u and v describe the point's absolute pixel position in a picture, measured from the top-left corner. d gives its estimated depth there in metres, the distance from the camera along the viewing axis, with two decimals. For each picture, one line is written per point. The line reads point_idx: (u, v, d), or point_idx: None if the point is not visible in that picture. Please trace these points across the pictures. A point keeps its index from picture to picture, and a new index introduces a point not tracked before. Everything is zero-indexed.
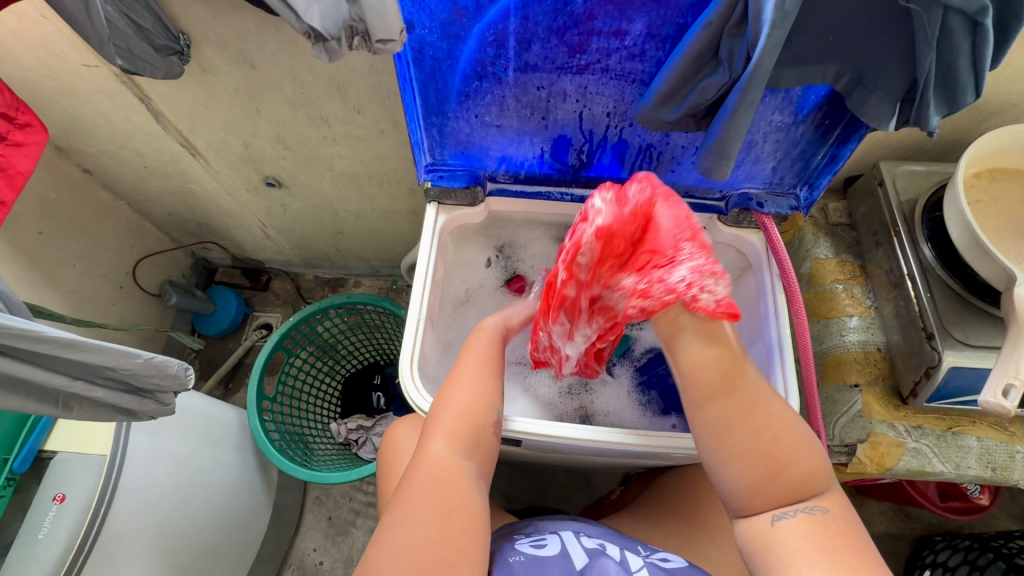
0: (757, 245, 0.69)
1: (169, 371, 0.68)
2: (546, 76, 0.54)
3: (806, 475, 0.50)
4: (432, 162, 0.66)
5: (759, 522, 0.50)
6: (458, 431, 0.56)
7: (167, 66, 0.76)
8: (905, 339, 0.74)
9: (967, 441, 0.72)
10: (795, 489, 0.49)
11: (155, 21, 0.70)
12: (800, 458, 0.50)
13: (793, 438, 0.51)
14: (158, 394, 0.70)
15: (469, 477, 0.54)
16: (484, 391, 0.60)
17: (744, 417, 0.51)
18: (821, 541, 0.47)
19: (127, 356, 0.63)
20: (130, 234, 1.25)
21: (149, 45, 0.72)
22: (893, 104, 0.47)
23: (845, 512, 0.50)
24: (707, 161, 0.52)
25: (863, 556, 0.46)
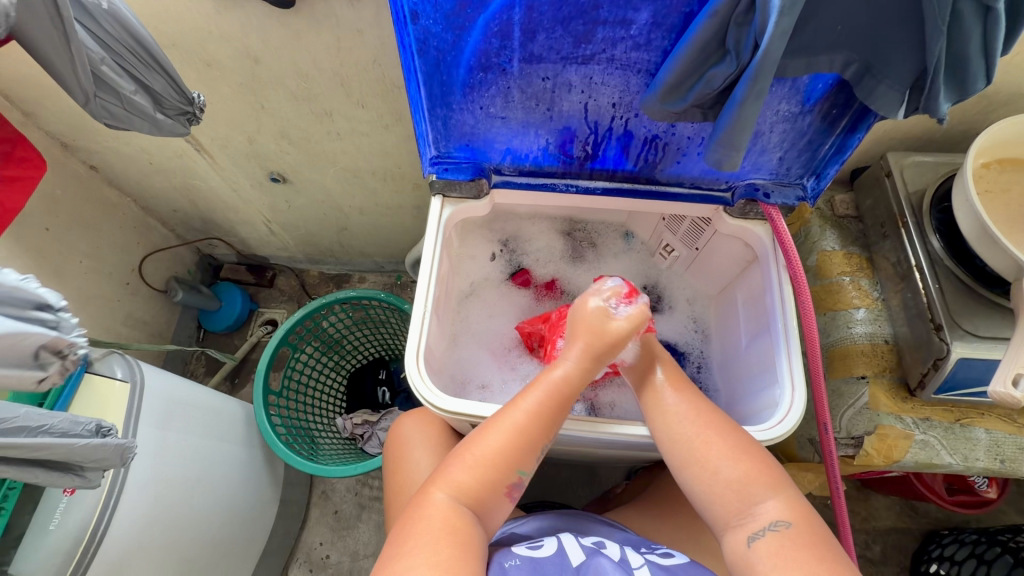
0: (763, 236, 0.69)
1: (100, 453, 0.60)
2: (551, 67, 0.54)
3: (752, 480, 0.54)
4: (437, 155, 0.66)
5: (736, 543, 0.53)
6: (473, 486, 0.53)
7: (173, 125, 0.76)
8: (912, 332, 0.73)
9: (975, 434, 0.72)
10: (741, 498, 0.54)
11: (168, 83, 0.71)
12: (734, 465, 0.55)
13: (723, 444, 0.56)
14: (85, 471, 0.60)
15: (475, 533, 0.51)
16: (519, 451, 0.55)
17: (675, 429, 0.59)
18: (798, 551, 0.49)
19: (47, 446, 0.55)
20: (136, 231, 1.26)
21: (154, 104, 0.72)
22: (902, 93, 0.46)
23: (813, 521, 0.51)
24: (715, 152, 0.52)
25: (830, 562, 0.48)
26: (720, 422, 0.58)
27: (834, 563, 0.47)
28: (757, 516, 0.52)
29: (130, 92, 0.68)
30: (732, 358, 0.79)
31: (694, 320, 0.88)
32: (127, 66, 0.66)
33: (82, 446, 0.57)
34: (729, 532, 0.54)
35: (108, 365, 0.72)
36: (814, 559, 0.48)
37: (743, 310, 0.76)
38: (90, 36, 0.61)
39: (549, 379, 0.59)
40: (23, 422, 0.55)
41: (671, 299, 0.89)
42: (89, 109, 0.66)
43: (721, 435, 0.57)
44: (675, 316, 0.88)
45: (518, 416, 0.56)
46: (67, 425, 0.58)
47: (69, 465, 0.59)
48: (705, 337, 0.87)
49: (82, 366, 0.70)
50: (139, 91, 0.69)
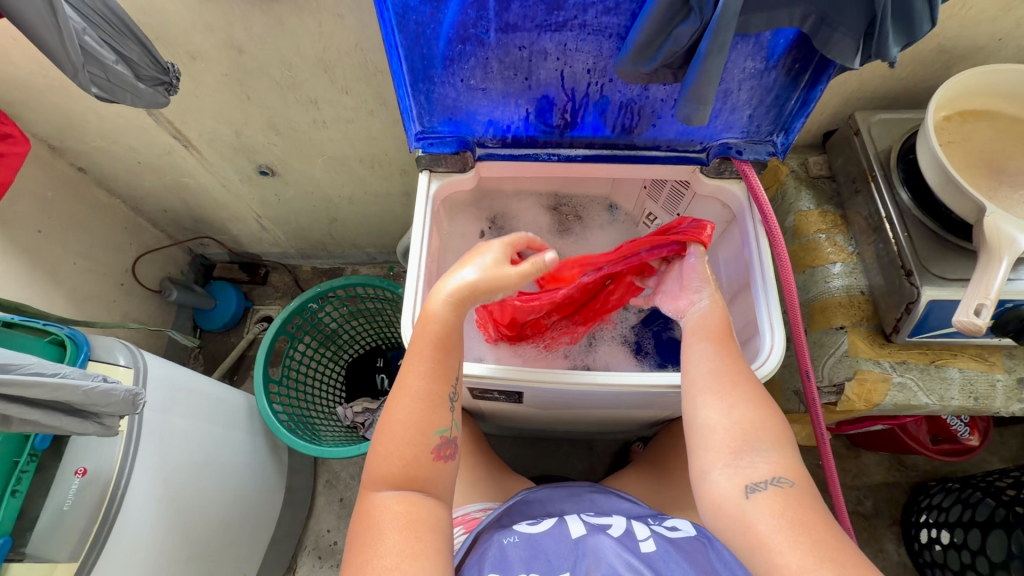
0: (739, 193, 0.71)
1: (115, 397, 0.62)
2: (527, 35, 0.57)
3: (756, 429, 0.53)
4: (422, 130, 0.68)
5: (731, 491, 0.51)
6: (405, 466, 0.53)
7: (153, 96, 0.78)
8: (886, 280, 0.77)
9: (949, 373, 0.75)
10: (744, 442, 0.53)
11: (143, 53, 0.73)
12: (744, 412, 0.54)
13: (738, 393, 0.56)
14: (100, 416, 0.62)
15: (431, 508, 0.53)
16: (427, 418, 0.54)
17: (697, 373, 0.59)
18: (795, 509, 0.48)
19: (64, 387, 0.56)
20: (128, 231, 1.27)
21: (133, 75, 0.74)
22: (857, 40, 0.49)
23: (812, 484, 0.51)
24: (685, 107, 0.54)
25: (830, 527, 0.47)
26: (747, 375, 0.58)
27: (831, 522, 0.47)
28: (758, 467, 0.51)
29: (111, 62, 0.70)
30: None
31: None
32: (106, 36, 0.68)
33: (97, 390, 0.59)
34: (726, 477, 0.52)
35: (109, 346, 0.73)
36: (811, 514, 0.48)
37: (726, 270, 0.79)
38: (74, 9, 0.64)
39: (428, 324, 0.57)
40: (38, 370, 0.57)
41: None
42: (79, 83, 0.68)
43: (740, 384, 0.57)
44: None
45: (416, 382, 0.55)
46: (79, 376, 0.60)
47: (88, 411, 0.61)
48: None
49: (83, 341, 0.71)
50: (120, 62, 0.71)
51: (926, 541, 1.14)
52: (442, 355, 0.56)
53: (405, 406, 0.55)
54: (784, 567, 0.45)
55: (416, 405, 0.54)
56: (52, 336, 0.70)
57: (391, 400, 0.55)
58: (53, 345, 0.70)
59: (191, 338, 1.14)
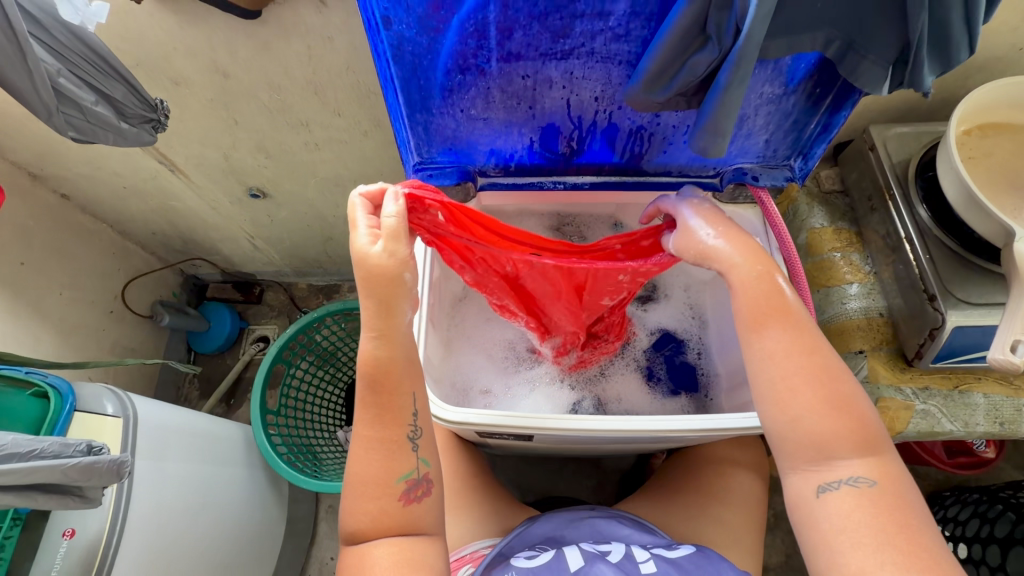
0: (754, 218, 0.68)
1: (98, 469, 0.57)
2: (531, 64, 0.53)
3: (834, 433, 0.48)
4: (420, 161, 0.64)
5: (801, 488, 0.49)
6: (376, 518, 0.52)
7: (138, 134, 0.78)
8: (907, 303, 0.74)
9: (974, 399, 0.73)
10: (818, 448, 0.48)
11: (127, 91, 0.72)
12: (816, 414, 0.49)
13: (813, 388, 0.49)
14: (83, 489, 0.58)
15: (423, 550, 0.53)
16: (389, 463, 0.52)
17: (762, 368, 0.52)
18: (873, 513, 0.46)
19: (39, 469, 0.53)
20: (116, 256, 1.23)
21: (116, 115, 0.73)
22: (886, 68, 0.46)
23: (899, 482, 0.47)
24: (701, 139, 0.51)
25: (911, 529, 0.45)
26: (825, 361, 0.50)
27: (913, 531, 0.45)
28: (834, 468, 0.48)
29: (89, 103, 0.70)
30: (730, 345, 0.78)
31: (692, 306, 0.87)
32: (84, 76, 0.68)
33: (77, 466, 0.55)
34: (798, 476, 0.50)
35: (96, 393, 0.70)
36: (891, 525, 0.45)
37: None
38: (46, 48, 0.64)
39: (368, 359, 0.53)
40: (11, 451, 0.53)
41: (666, 287, 0.89)
42: (55, 126, 0.69)
43: (815, 377, 0.49)
44: (672, 303, 0.88)
45: (373, 432, 0.53)
46: (58, 449, 0.56)
47: (67, 487, 0.57)
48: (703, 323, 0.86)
49: (67, 393, 0.66)
50: (100, 102, 0.71)
51: (942, 555, 1.12)
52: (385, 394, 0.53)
53: (367, 457, 0.53)
54: (843, 568, 0.45)
55: (379, 453, 0.53)
56: (36, 387, 0.65)
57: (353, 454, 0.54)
58: (36, 398, 0.65)
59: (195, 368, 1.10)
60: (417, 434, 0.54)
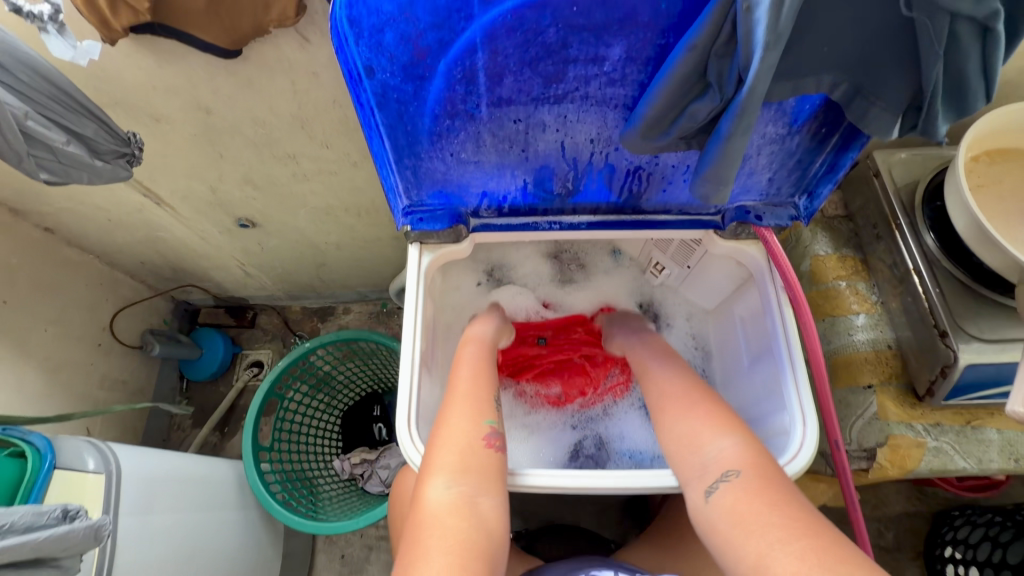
0: (758, 256, 0.66)
1: (72, 537, 0.54)
2: (522, 109, 0.51)
3: (702, 438, 0.56)
4: (410, 205, 0.61)
5: (698, 503, 0.52)
6: (459, 462, 0.55)
7: (113, 170, 0.75)
8: (915, 337, 0.71)
9: (988, 435, 0.70)
10: (693, 451, 0.56)
11: (99, 128, 0.69)
12: (693, 426, 0.57)
13: (680, 407, 0.61)
14: (58, 560, 0.54)
15: (485, 514, 0.52)
16: (477, 408, 0.61)
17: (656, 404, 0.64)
18: (750, 501, 0.48)
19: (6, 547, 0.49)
20: (104, 288, 1.20)
21: (89, 153, 0.71)
22: (897, 115, 0.43)
23: (764, 467, 0.51)
24: (702, 187, 0.49)
25: (785, 507, 0.46)
26: (687, 389, 0.63)
27: (785, 506, 0.46)
28: (710, 470, 0.53)
29: (62, 143, 0.67)
30: (734, 378, 0.76)
31: (694, 336, 0.85)
32: (54, 117, 0.65)
33: (47, 538, 0.52)
34: (693, 486, 0.54)
35: (76, 449, 0.66)
36: (764, 503, 0.47)
37: (743, 329, 0.74)
38: (8, 91, 0.60)
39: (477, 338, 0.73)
40: None
41: (668, 316, 0.87)
42: (27, 169, 0.66)
43: (684, 401, 0.61)
44: (673, 334, 0.86)
45: (462, 388, 0.63)
46: (28, 520, 0.53)
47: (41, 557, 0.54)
48: (707, 354, 0.84)
49: (46, 448, 0.65)
50: (72, 141, 0.68)
51: None
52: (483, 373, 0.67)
53: (459, 413, 0.60)
54: (745, 554, 0.45)
55: (471, 400, 0.61)
56: (14, 446, 0.65)
57: (444, 411, 0.60)
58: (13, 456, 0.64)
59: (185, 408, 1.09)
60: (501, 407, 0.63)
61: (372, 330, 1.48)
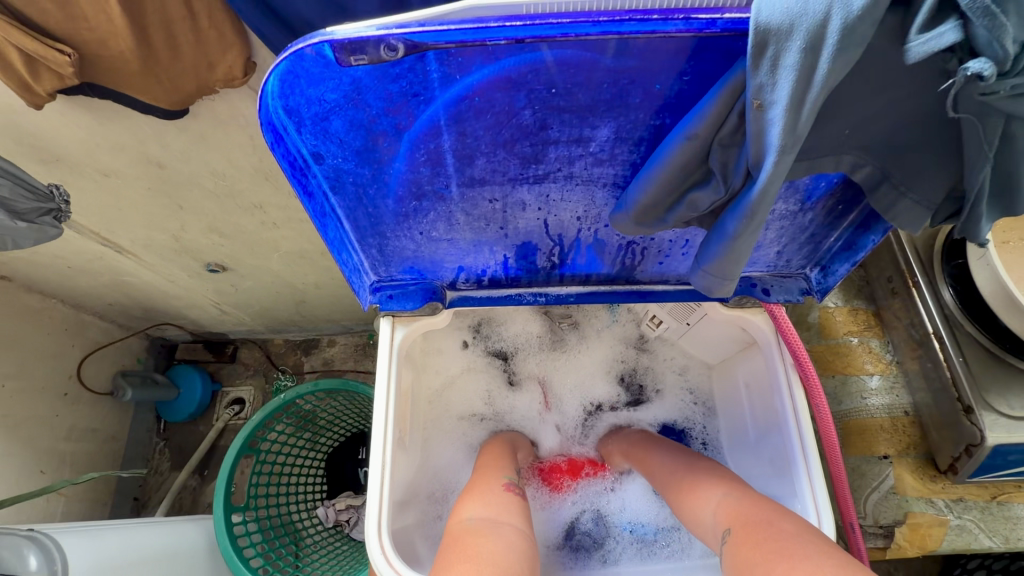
0: (765, 327, 0.60)
1: None
2: (498, 188, 0.44)
3: (701, 509, 0.54)
4: (378, 280, 0.55)
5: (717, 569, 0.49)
6: (486, 500, 0.55)
7: (40, 230, 0.68)
8: (936, 405, 0.65)
9: (1015, 511, 0.65)
10: (697, 520, 0.54)
11: (13, 186, 0.62)
12: (687, 503, 0.57)
13: (675, 492, 0.59)
14: None
15: (520, 541, 0.49)
16: (486, 469, 0.63)
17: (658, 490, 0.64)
18: (742, 548, 0.45)
19: None
20: (70, 333, 1.13)
21: (8, 213, 0.64)
22: (930, 209, 0.37)
23: (759, 511, 0.48)
24: (705, 279, 0.42)
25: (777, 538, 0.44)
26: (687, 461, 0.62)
27: (773, 536, 0.44)
28: (715, 530, 0.51)
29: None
30: (738, 447, 0.71)
31: (692, 393, 0.80)
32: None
33: None
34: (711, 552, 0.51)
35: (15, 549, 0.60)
36: (745, 540, 0.45)
37: (748, 396, 0.68)
38: None
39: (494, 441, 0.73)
40: None
41: (657, 381, 0.82)
42: None
43: (677, 484, 0.60)
44: (667, 395, 0.81)
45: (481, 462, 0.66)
46: None
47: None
48: (708, 410, 0.78)
49: None
50: None
51: None
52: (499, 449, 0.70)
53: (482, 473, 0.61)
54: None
55: (485, 468, 0.63)
56: None
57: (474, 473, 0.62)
58: None
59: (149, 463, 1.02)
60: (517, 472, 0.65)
61: (357, 363, 1.41)
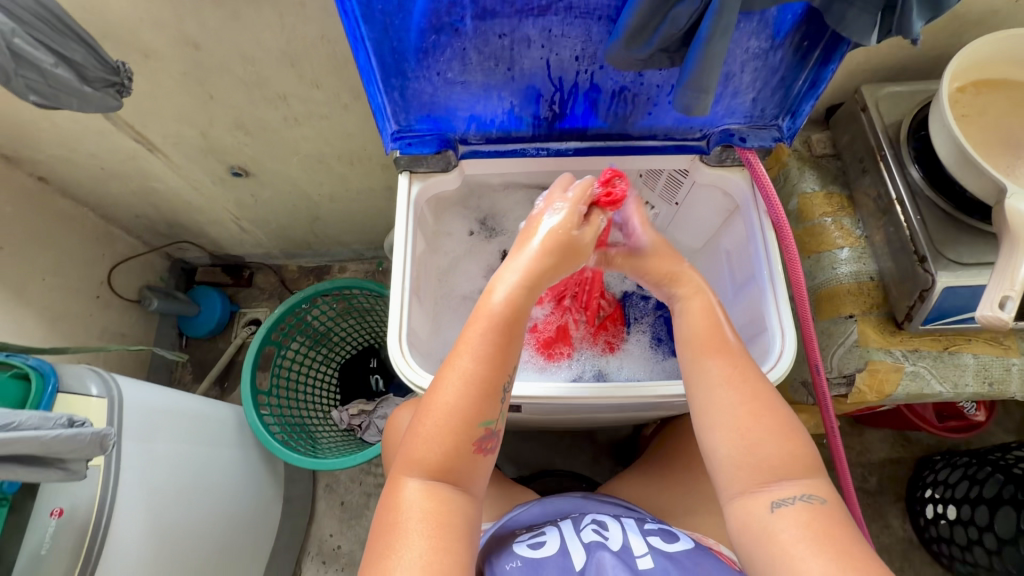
0: (742, 182, 0.67)
1: (81, 441, 0.57)
2: (507, 22, 0.51)
3: (786, 456, 0.48)
4: (398, 129, 0.63)
5: (751, 505, 0.48)
6: (440, 458, 0.48)
7: (103, 99, 0.73)
8: (897, 266, 0.73)
9: (963, 359, 0.72)
10: (767, 470, 0.48)
11: (87, 53, 0.67)
12: (773, 443, 0.49)
13: (760, 421, 0.49)
14: (66, 462, 0.57)
15: (462, 512, 0.49)
16: (478, 407, 0.49)
17: (707, 394, 0.52)
18: (824, 530, 0.45)
19: (19, 440, 0.51)
20: (100, 242, 1.21)
21: (79, 78, 0.69)
22: (874, 16, 0.44)
23: (843, 504, 0.47)
24: (684, 97, 0.50)
25: (864, 550, 0.43)
26: (768, 394, 0.51)
27: (874, 562, 0.43)
28: (784, 488, 0.48)
29: (49, 66, 0.65)
30: None
31: None
32: (40, 37, 0.63)
33: (56, 438, 0.54)
34: (743, 498, 0.49)
35: (79, 375, 0.69)
36: (852, 556, 0.43)
37: (728, 260, 0.75)
38: None
39: (487, 309, 0.51)
40: None
41: None
42: (12, 88, 0.64)
43: (764, 414, 0.50)
44: None
45: (468, 363, 0.50)
46: (36, 421, 0.55)
47: (48, 458, 0.56)
48: None
49: (50, 374, 0.66)
50: (60, 64, 0.66)
51: (932, 516, 1.13)
52: (503, 340, 0.51)
53: (452, 385, 0.49)
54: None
55: (467, 391, 0.49)
56: (14, 369, 0.65)
57: (440, 375, 0.50)
58: (15, 379, 0.65)
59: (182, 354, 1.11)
60: (509, 389, 0.51)
61: None
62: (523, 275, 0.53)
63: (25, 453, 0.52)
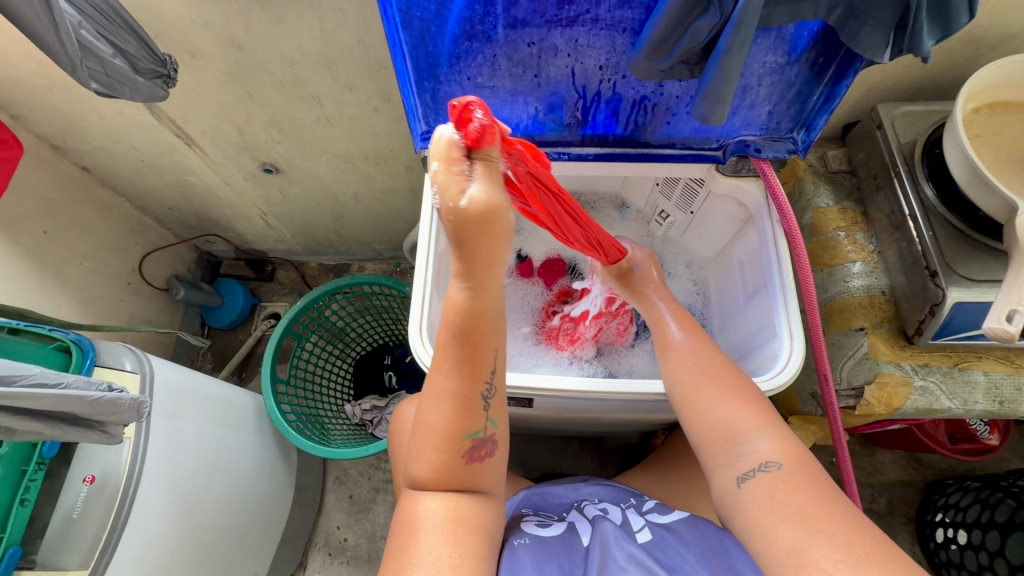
0: (756, 192, 0.70)
1: (120, 406, 0.61)
2: (536, 31, 0.54)
3: (738, 419, 0.55)
4: (428, 130, 0.66)
5: (727, 485, 0.54)
6: (436, 472, 0.50)
7: (151, 89, 0.78)
8: (908, 281, 0.74)
9: (974, 376, 0.73)
10: (728, 438, 0.55)
11: (139, 44, 0.73)
12: (723, 406, 0.56)
13: (715, 387, 0.58)
14: (106, 425, 0.62)
15: (474, 511, 0.52)
16: (462, 418, 0.50)
17: (673, 372, 0.61)
18: (790, 490, 0.49)
19: (69, 398, 0.56)
20: (133, 231, 1.26)
21: (131, 69, 0.74)
22: (888, 33, 0.46)
23: (805, 461, 0.52)
24: (702, 106, 0.52)
25: (828, 502, 0.48)
26: (724, 370, 0.59)
27: (829, 501, 0.48)
28: (747, 455, 0.53)
29: (109, 56, 0.70)
30: (730, 318, 0.80)
31: (692, 281, 0.88)
32: (100, 29, 0.68)
33: (102, 400, 0.59)
34: (719, 473, 0.55)
35: (115, 351, 0.73)
36: (811, 498, 0.48)
37: (740, 270, 0.77)
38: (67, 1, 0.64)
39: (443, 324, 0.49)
40: (42, 380, 0.56)
41: (668, 265, 0.88)
42: (77, 78, 0.69)
43: (718, 378, 0.58)
44: (675, 279, 0.88)
45: (447, 380, 0.50)
46: (83, 385, 0.59)
47: (91, 421, 0.61)
48: (706, 298, 0.87)
49: (89, 349, 0.70)
50: (118, 55, 0.71)
51: (942, 540, 1.11)
52: (468, 352, 0.48)
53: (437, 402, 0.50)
54: (779, 542, 0.47)
55: (454, 405, 0.50)
56: (57, 341, 0.69)
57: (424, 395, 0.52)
58: (58, 351, 0.70)
59: (201, 339, 1.11)
60: (490, 394, 0.51)
61: None
62: (460, 271, 0.45)
63: (70, 411, 0.57)
